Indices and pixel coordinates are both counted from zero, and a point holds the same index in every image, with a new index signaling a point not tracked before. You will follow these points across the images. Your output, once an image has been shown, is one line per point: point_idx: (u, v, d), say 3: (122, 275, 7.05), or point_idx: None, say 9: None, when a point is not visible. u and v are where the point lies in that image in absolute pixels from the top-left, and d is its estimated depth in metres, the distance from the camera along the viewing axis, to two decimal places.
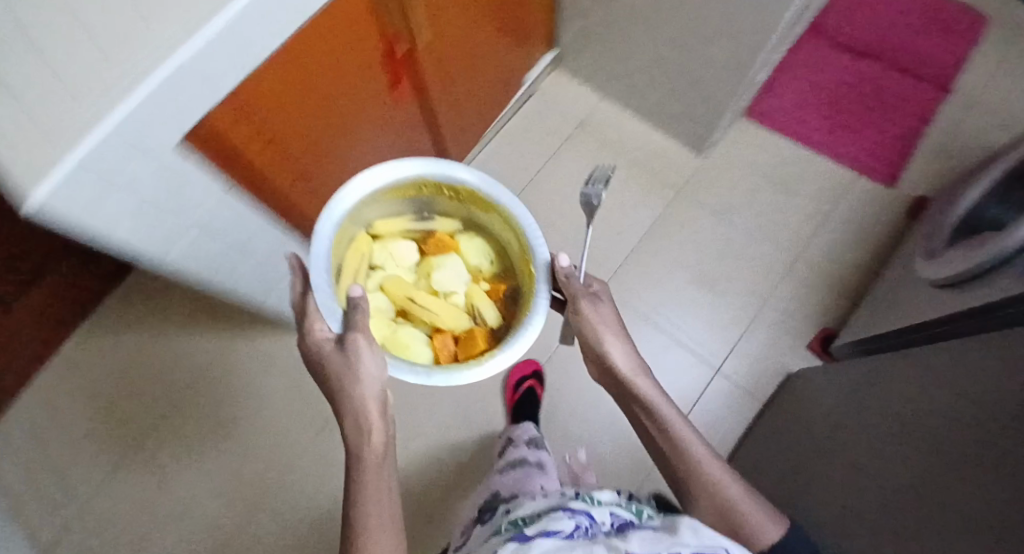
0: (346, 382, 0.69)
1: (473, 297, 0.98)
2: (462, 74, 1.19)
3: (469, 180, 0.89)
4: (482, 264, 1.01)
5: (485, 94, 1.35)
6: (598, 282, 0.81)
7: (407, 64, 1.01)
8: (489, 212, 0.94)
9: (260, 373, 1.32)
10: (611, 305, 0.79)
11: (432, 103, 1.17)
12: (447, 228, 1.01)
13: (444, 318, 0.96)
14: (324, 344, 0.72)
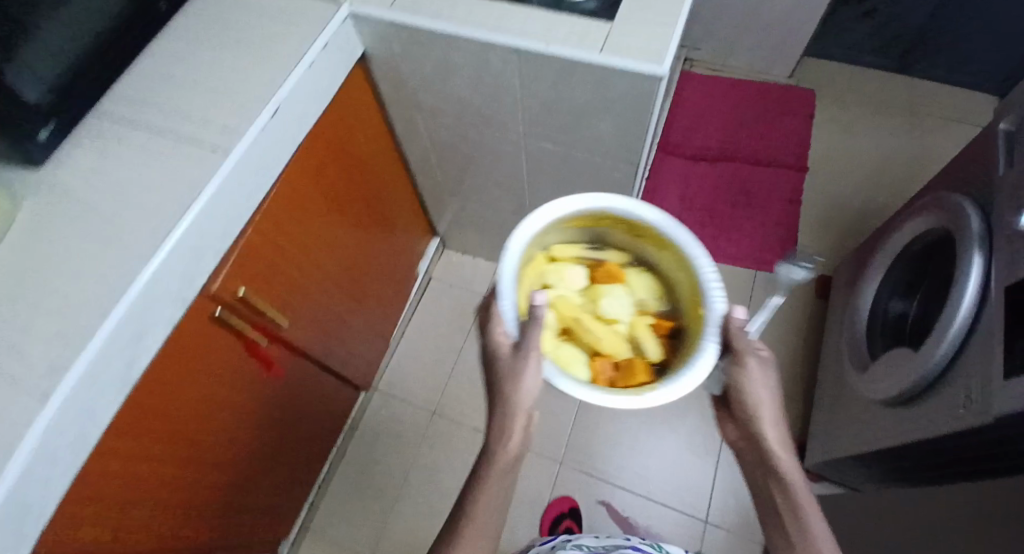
0: (507, 396, 0.65)
1: (638, 331, 0.68)
2: (355, 305, 1.09)
3: (655, 218, 0.67)
4: (649, 305, 0.72)
5: (388, 315, 1.28)
6: (768, 354, 0.67)
7: (305, 302, 0.91)
8: (669, 245, 0.69)
9: None
10: (776, 378, 0.68)
11: (332, 362, 1.08)
12: (616, 257, 0.74)
13: (610, 347, 0.66)
14: (501, 352, 0.66)
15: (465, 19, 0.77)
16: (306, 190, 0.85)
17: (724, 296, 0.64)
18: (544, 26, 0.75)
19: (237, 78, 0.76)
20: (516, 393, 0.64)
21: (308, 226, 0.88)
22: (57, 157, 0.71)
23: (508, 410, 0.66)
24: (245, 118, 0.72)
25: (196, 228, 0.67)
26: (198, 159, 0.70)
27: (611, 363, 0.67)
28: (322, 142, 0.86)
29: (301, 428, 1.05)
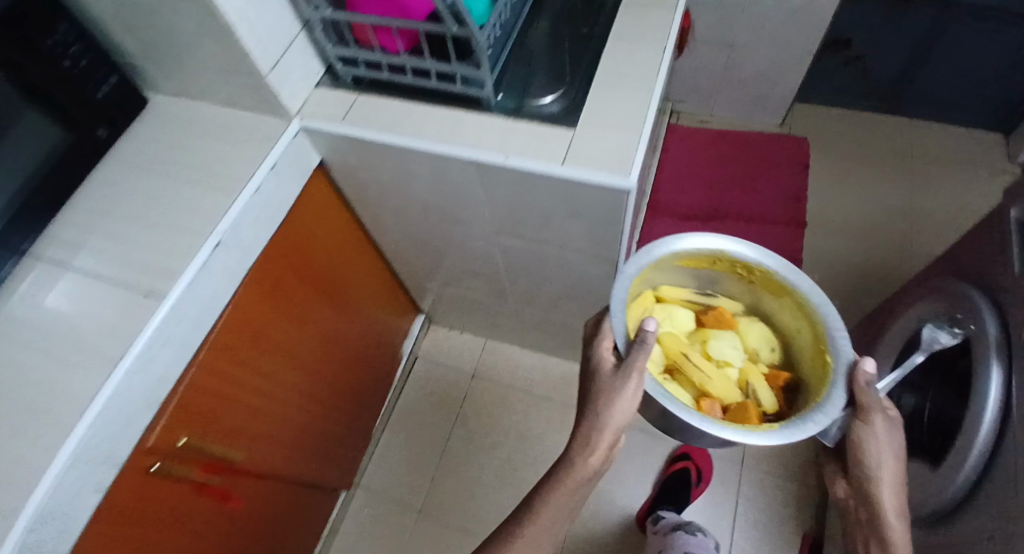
0: (597, 409, 0.68)
1: (745, 375, 0.78)
2: (324, 405, 1.02)
3: (772, 263, 0.76)
4: (761, 353, 0.82)
5: (368, 410, 1.20)
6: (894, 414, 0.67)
7: (262, 421, 0.85)
8: (787, 294, 0.77)
9: None
10: (896, 437, 0.67)
11: (303, 476, 1.01)
12: (729, 305, 0.85)
13: (716, 385, 0.76)
14: (604, 371, 0.70)
15: (422, 132, 0.73)
16: (262, 314, 0.80)
17: (846, 338, 0.70)
18: (503, 138, 0.71)
19: (180, 207, 0.71)
20: (609, 411, 0.67)
21: (267, 348, 0.83)
22: None
23: (594, 425, 0.68)
24: (183, 256, 0.67)
25: (122, 389, 0.61)
26: (133, 306, 0.64)
27: (719, 403, 0.76)
28: (279, 260, 0.81)
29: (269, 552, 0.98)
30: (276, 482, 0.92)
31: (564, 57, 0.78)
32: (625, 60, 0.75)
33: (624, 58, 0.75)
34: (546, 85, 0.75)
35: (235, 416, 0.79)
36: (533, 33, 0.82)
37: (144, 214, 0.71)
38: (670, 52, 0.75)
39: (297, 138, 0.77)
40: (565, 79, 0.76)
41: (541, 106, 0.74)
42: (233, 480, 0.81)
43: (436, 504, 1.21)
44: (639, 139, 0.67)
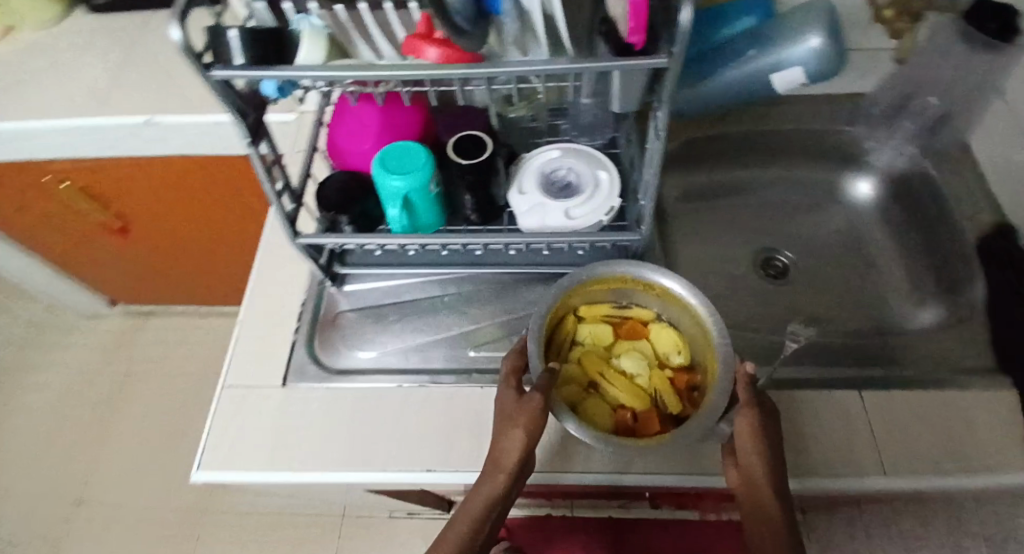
0: (505, 429, 0.48)
1: (657, 385, 0.55)
2: (202, 262, 1.14)
3: (673, 285, 0.53)
4: (677, 362, 0.56)
5: None
6: (768, 404, 0.50)
7: (105, 223, 1.00)
8: (682, 305, 0.54)
9: (31, 339, 1.42)
10: (773, 421, 0.49)
11: (184, 273, 1.19)
12: (647, 314, 0.58)
13: (622, 400, 0.54)
14: (507, 403, 0.50)
15: (270, 253, 0.68)
16: (148, 180, 0.88)
17: (726, 348, 0.50)
18: (271, 312, 0.64)
19: (161, 80, 0.78)
20: (509, 434, 0.48)
21: (122, 193, 0.91)
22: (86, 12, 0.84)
23: (494, 453, 0.48)
24: (129, 106, 0.75)
25: (24, 133, 0.76)
26: (83, 96, 0.76)
27: (633, 420, 0.53)
28: (232, 174, 0.87)
29: (145, 278, 1.22)
30: (128, 257, 1.12)
31: (431, 343, 0.62)
32: (428, 413, 0.57)
33: (418, 416, 0.56)
34: (380, 333, 0.63)
35: (74, 205, 0.95)
36: (482, 298, 0.65)
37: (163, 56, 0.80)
38: (433, 479, 0.54)
39: None
40: (390, 353, 0.61)
41: (345, 346, 0.62)
42: (67, 227, 1.02)
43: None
44: (276, 469, 0.55)
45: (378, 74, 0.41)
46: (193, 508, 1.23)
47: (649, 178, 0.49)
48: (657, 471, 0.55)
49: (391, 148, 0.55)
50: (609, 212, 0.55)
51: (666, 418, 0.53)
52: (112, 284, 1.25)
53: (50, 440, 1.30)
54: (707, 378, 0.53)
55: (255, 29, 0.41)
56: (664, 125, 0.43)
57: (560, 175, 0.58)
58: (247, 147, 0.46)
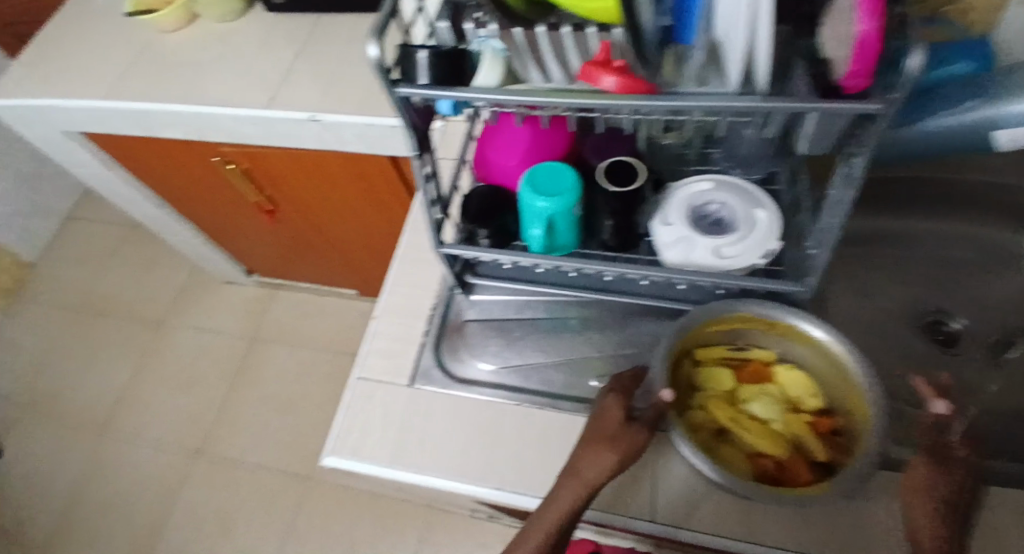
0: (591, 445, 0.48)
1: (797, 429, 0.51)
2: (332, 248, 1.21)
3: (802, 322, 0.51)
4: (813, 406, 0.52)
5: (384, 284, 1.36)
6: (960, 455, 0.44)
7: (256, 205, 1.09)
8: (812, 343, 0.51)
9: (178, 299, 1.58)
10: (962, 476, 0.43)
11: (314, 256, 1.27)
12: (770, 355, 0.55)
13: (761, 447, 0.50)
14: (611, 418, 0.49)
15: (404, 254, 0.69)
16: (298, 170, 0.94)
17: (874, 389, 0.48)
18: (402, 310, 0.65)
19: (321, 79, 0.82)
20: (603, 453, 0.47)
21: (276, 179, 0.99)
22: (262, 13, 0.91)
23: (576, 465, 0.48)
24: (298, 102, 0.80)
25: (204, 120, 0.84)
26: (259, 89, 0.83)
27: (776, 468, 0.50)
28: (375, 172, 0.91)
29: (280, 255, 1.31)
30: (268, 235, 1.22)
31: (554, 366, 0.61)
32: (543, 437, 0.56)
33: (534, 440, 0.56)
34: (501, 346, 0.62)
35: (233, 185, 1.04)
36: (619, 326, 0.63)
37: (324, 57, 0.85)
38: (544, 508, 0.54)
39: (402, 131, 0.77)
40: (513, 369, 0.61)
41: (467, 355, 0.62)
42: (224, 203, 1.12)
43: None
44: (400, 467, 0.56)
45: (551, 102, 0.40)
46: (300, 472, 1.31)
47: (824, 227, 0.46)
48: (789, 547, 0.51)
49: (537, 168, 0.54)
50: (768, 252, 0.51)
51: (811, 465, 0.49)
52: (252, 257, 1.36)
53: (184, 392, 1.44)
54: (853, 420, 0.49)
55: (441, 49, 0.41)
56: (859, 174, 0.39)
57: (711, 210, 0.54)
58: (413, 158, 0.47)
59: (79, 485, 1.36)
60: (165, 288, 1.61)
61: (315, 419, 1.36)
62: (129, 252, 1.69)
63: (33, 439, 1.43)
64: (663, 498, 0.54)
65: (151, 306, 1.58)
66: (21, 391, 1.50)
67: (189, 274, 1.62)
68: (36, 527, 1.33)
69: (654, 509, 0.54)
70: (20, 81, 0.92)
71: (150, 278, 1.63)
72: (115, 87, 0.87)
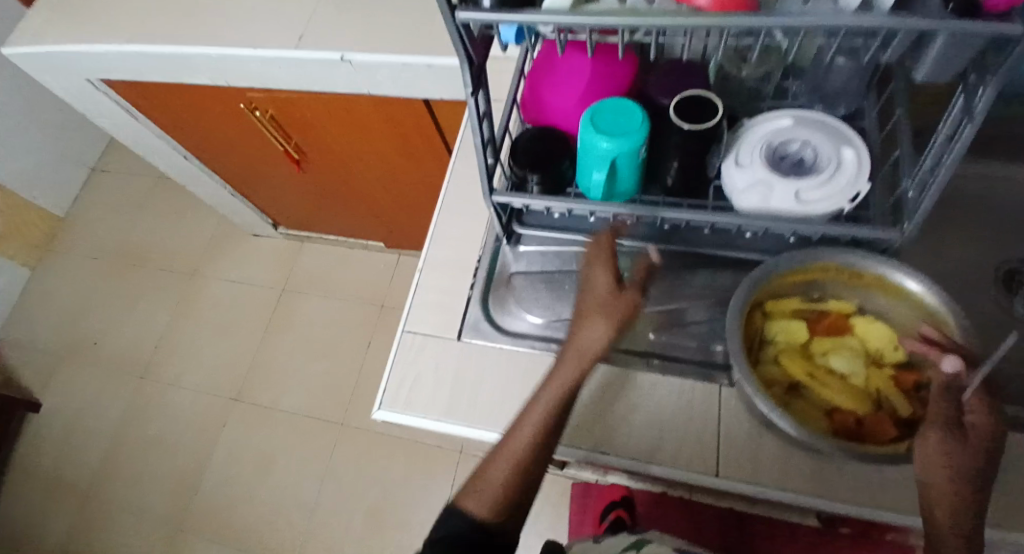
0: (583, 316, 0.49)
1: (880, 384, 0.48)
2: (360, 198, 1.17)
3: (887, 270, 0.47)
4: (896, 359, 0.49)
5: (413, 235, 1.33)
6: (976, 424, 0.40)
7: (281, 153, 1.05)
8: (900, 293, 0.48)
9: (205, 251, 1.57)
10: (981, 451, 0.39)
11: (341, 205, 1.24)
12: (846, 305, 0.52)
13: (840, 404, 0.47)
14: (602, 288, 0.49)
15: (446, 203, 0.66)
16: (327, 115, 0.90)
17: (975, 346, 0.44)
18: (446, 260, 0.63)
19: (349, 15, 0.77)
20: (598, 325, 0.48)
21: (303, 124, 0.94)
22: None
23: (575, 338, 0.48)
24: (327, 42, 0.75)
25: (229, 62, 0.79)
26: (285, 27, 0.78)
27: (857, 425, 0.47)
28: (406, 116, 0.86)
29: (306, 205, 1.28)
30: (295, 185, 1.18)
31: None
32: None
33: (591, 394, 0.56)
34: (552, 298, 0.59)
35: (259, 132, 1.00)
36: (677, 277, 0.60)
37: None
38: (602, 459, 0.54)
39: (436, 69, 0.72)
40: (563, 320, 0.58)
41: (518, 308, 0.59)
42: (249, 151, 1.08)
43: (389, 329, 1.40)
44: (452, 421, 0.55)
45: (634, 24, 0.36)
46: (333, 421, 1.32)
47: (928, 167, 0.42)
48: (861, 503, 0.49)
49: (601, 104, 0.50)
50: (857, 194, 0.47)
51: (898, 421, 0.46)
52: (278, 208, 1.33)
53: (216, 343, 1.45)
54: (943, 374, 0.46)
55: None
56: (983, 109, 0.34)
57: (792, 150, 0.50)
58: (467, 96, 0.43)
59: (120, 432, 1.39)
60: (191, 240, 1.59)
61: (346, 370, 1.36)
62: (154, 204, 1.67)
63: (72, 389, 1.46)
64: (729, 454, 0.52)
65: (178, 258, 1.58)
66: (57, 342, 1.52)
67: (214, 226, 1.60)
68: (81, 473, 1.37)
69: (717, 465, 0.52)
70: (37, 25, 0.88)
71: (176, 230, 1.62)
72: (134, 27, 0.83)
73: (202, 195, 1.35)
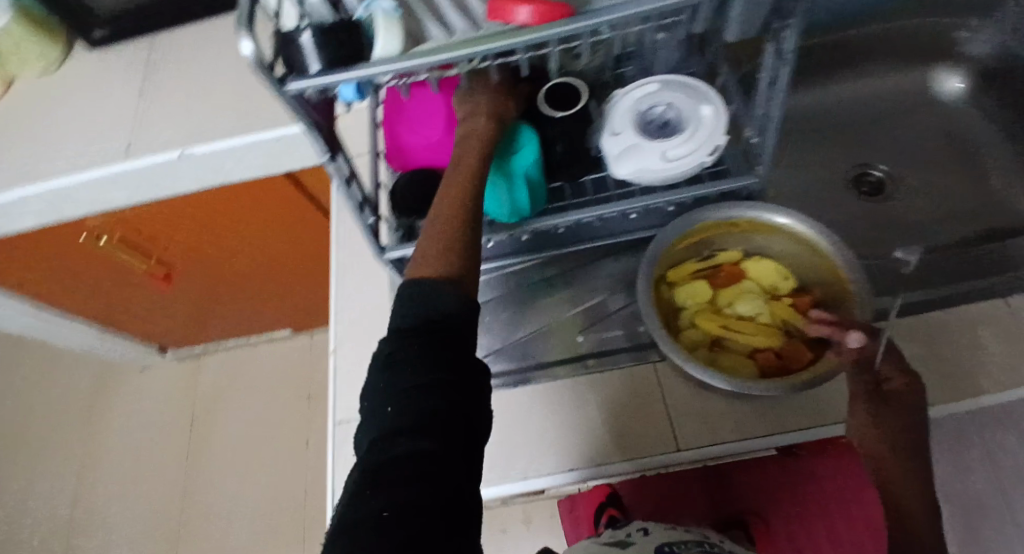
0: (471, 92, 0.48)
1: (784, 315, 0.52)
2: (249, 292, 1.11)
3: (756, 213, 0.51)
4: (789, 288, 0.53)
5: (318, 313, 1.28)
6: (898, 389, 0.45)
7: (146, 274, 0.97)
8: (773, 229, 0.52)
9: (93, 402, 1.41)
10: (909, 415, 0.44)
11: (230, 306, 1.16)
12: (733, 254, 0.55)
13: (756, 343, 0.51)
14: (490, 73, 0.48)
15: (342, 273, 0.64)
16: (186, 220, 0.84)
17: (847, 257, 0.49)
18: (358, 332, 0.60)
19: (177, 109, 0.73)
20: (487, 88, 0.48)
21: (162, 237, 0.88)
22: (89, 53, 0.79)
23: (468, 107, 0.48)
24: (161, 141, 0.71)
25: (59, 195, 0.72)
26: (113, 141, 0.72)
27: (776, 357, 0.51)
28: (272, 197, 0.83)
29: (193, 317, 1.19)
30: (174, 300, 1.09)
31: (532, 338, 0.60)
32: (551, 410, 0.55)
33: (544, 416, 0.56)
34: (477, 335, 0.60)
35: (115, 259, 0.91)
36: (583, 276, 0.62)
37: (175, 84, 0.75)
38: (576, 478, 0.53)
39: (284, 142, 0.70)
40: (493, 353, 0.59)
41: None
42: (112, 282, 0.99)
43: (323, 419, 1.32)
44: None
45: (468, 53, 0.36)
46: (293, 534, 1.23)
47: (763, 113, 0.46)
48: (807, 429, 0.52)
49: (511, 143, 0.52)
50: (717, 147, 0.51)
51: (808, 343, 0.50)
52: (162, 329, 1.23)
53: (135, 497, 1.30)
54: (832, 289, 0.50)
55: (325, 24, 0.36)
56: (794, 48, 0.38)
57: (658, 113, 0.54)
58: (326, 161, 0.41)
59: None
60: (73, 393, 1.43)
61: (290, 475, 1.28)
62: (17, 368, 1.48)
63: None
64: (685, 423, 0.54)
65: (63, 420, 1.40)
66: None
67: (95, 372, 1.44)
68: None
69: (678, 438, 0.53)
70: None
71: (52, 390, 1.44)
72: None
73: (68, 343, 1.21)
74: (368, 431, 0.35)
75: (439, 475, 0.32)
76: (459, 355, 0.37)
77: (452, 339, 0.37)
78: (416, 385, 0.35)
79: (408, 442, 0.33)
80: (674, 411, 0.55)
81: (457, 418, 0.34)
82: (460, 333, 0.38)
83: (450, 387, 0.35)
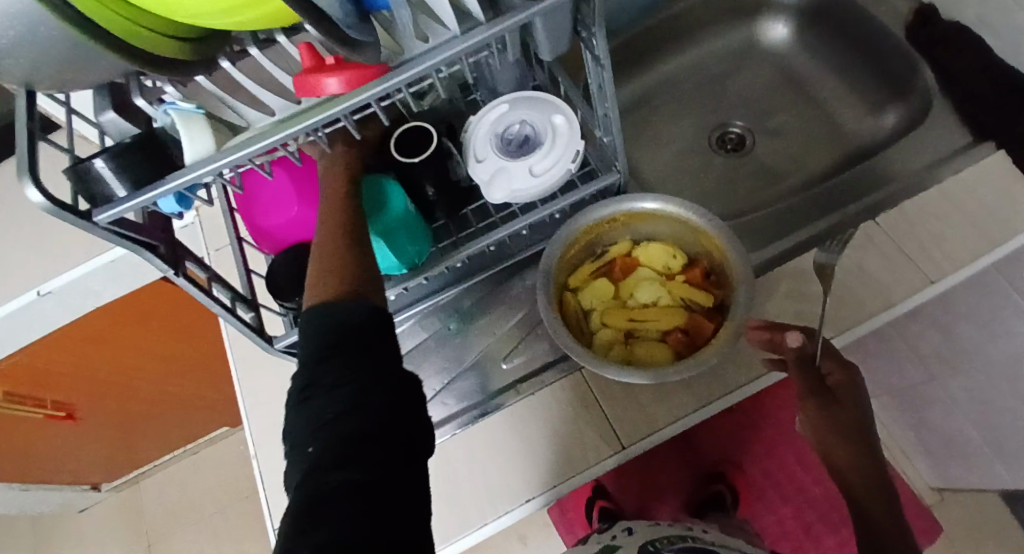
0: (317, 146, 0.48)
1: (682, 292, 0.54)
2: (169, 401, 1.04)
3: (629, 204, 0.51)
4: (680, 265, 0.54)
5: None
6: (838, 380, 0.54)
7: (46, 421, 0.89)
8: (650, 214, 0.52)
9: None
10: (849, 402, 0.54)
11: (153, 422, 1.09)
12: (624, 246, 0.56)
13: (665, 326, 0.53)
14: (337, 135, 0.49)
15: (247, 367, 0.61)
16: (71, 354, 0.78)
17: (720, 226, 0.50)
18: (280, 426, 0.57)
19: None
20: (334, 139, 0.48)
21: (49, 379, 0.81)
22: None
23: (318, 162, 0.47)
24: None
25: None
26: None
27: (685, 334, 0.53)
28: (158, 304, 0.78)
29: (116, 445, 1.11)
30: (88, 435, 1.01)
31: (457, 379, 0.59)
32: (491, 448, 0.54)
33: (488, 455, 0.55)
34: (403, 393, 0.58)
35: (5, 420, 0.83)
36: (492, 302, 0.62)
37: None
38: (533, 505, 0.53)
39: None
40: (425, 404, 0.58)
41: None
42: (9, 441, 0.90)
43: None
44: None
45: (284, 136, 0.35)
46: None
47: (604, 113, 0.47)
48: (735, 392, 0.54)
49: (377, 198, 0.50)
50: (576, 153, 0.52)
51: (709, 313, 0.53)
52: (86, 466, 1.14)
53: None
54: (716, 257, 0.52)
55: (121, 147, 0.34)
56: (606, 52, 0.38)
57: (516, 130, 0.54)
58: (174, 277, 0.39)
59: None
60: None
61: None
62: None
63: None
64: (622, 420, 0.55)
65: None
66: None
67: (25, 530, 1.31)
68: None
69: (619, 436, 0.54)
70: None
71: None
72: None
73: None
74: (295, 465, 0.32)
75: (377, 508, 0.30)
76: (381, 368, 0.34)
77: (373, 355, 0.35)
78: (338, 413, 0.32)
79: (333, 475, 0.30)
80: (609, 410, 0.55)
81: (388, 441, 0.32)
82: (375, 349, 0.35)
83: (378, 408, 0.33)
